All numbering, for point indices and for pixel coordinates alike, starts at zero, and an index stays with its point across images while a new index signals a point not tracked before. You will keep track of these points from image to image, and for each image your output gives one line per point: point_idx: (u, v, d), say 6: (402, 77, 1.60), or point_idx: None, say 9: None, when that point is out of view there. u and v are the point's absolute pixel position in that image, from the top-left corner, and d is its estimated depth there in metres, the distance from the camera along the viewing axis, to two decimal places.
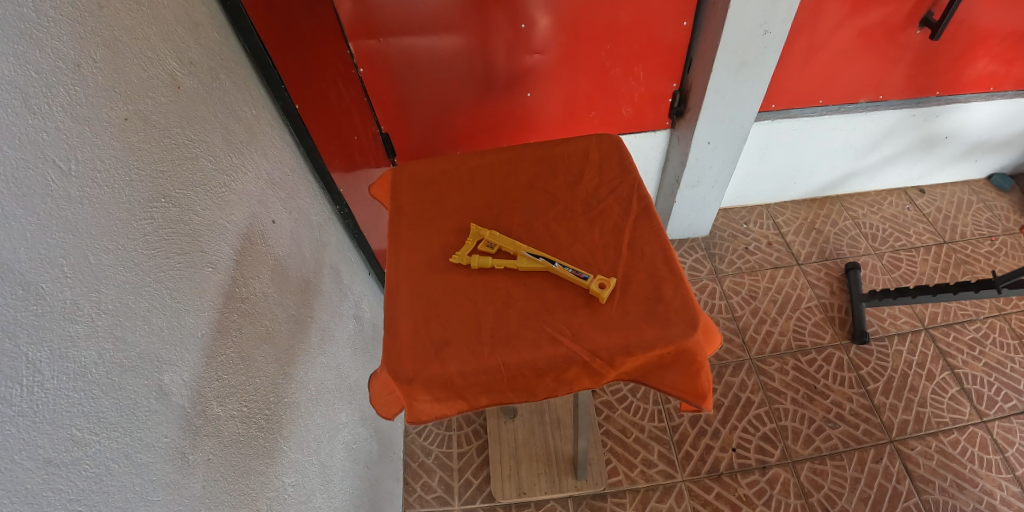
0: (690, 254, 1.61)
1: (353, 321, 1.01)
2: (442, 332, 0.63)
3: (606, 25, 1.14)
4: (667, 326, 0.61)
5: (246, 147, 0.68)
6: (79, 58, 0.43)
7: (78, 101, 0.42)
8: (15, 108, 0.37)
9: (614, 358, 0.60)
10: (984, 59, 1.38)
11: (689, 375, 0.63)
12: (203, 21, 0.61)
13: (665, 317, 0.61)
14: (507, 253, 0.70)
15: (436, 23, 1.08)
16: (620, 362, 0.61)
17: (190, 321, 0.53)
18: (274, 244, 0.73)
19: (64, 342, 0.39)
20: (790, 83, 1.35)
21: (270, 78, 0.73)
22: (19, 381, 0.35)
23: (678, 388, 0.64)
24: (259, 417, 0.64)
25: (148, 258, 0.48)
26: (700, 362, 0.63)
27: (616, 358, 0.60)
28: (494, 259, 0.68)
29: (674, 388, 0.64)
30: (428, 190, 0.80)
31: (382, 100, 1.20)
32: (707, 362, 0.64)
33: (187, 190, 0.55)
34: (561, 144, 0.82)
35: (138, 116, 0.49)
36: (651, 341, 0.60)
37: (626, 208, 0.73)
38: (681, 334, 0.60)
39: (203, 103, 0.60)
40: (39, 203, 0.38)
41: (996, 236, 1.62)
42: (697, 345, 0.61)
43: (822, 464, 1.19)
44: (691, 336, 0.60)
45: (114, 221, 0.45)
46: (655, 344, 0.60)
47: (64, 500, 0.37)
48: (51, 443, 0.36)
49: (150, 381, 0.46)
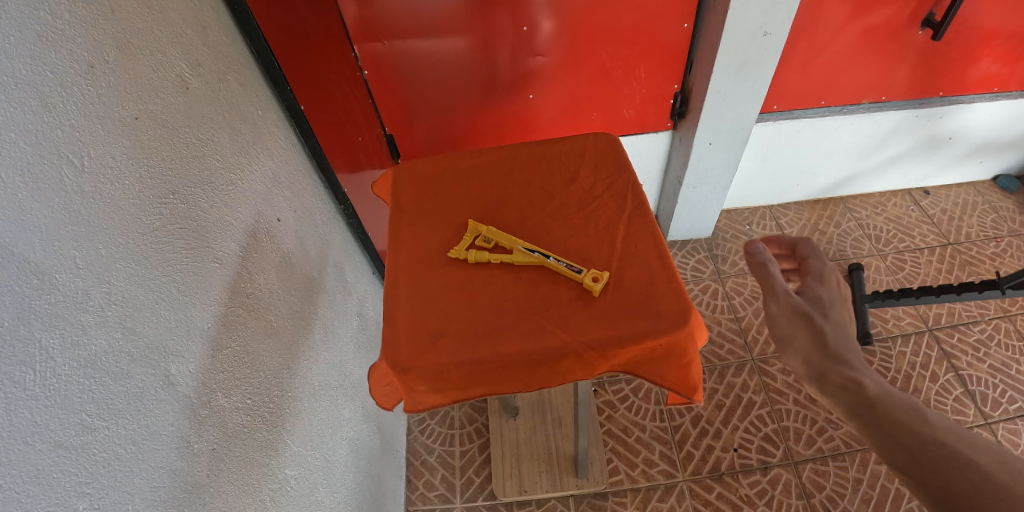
0: (692, 255, 1.62)
1: (357, 319, 1.03)
2: (439, 324, 0.64)
3: (607, 26, 1.15)
4: (658, 319, 0.61)
5: (253, 147, 0.70)
6: (93, 59, 0.45)
7: (91, 100, 0.44)
8: (32, 106, 0.39)
9: (607, 350, 0.61)
10: (988, 59, 1.38)
11: (679, 367, 0.64)
12: (211, 25, 0.63)
13: (657, 311, 0.62)
14: (504, 248, 0.71)
15: (440, 26, 1.09)
16: (612, 355, 0.61)
17: (197, 314, 0.54)
18: (279, 241, 0.75)
19: (76, 330, 0.40)
20: (792, 83, 1.36)
21: (276, 79, 0.75)
22: (33, 366, 0.36)
23: (668, 380, 0.65)
24: (263, 409, 0.65)
25: (157, 252, 0.50)
26: (690, 355, 0.64)
27: (608, 350, 0.61)
28: (490, 253, 0.69)
29: (665, 381, 0.65)
30: (428, 187, 0.81)
31: (387, 101, 1.22)
32: (697, 356, 0.64)
33: (195, 188, 0.57)
34: (559, 143, 0.83)
35: (148, 116, 0.51)
36: (643, 333, 0.61)
37: (620, 205, 0.74)
38: (672, 327, 0.61)
39: (210, 104, 0.62)
40: (53, 198, 0.40)
41: (1002, 238, 1.62)
42: (688, 338, 0.62)
43: (824, 465, 1.19)
44: (682, 329, 0.61)
45: (125, 215, 0.46)
46: (647, 336, 0.60)
47: (75, 482, 0.39)
48: (62, 427, 0.38)
49: (157, 371, 0.48)
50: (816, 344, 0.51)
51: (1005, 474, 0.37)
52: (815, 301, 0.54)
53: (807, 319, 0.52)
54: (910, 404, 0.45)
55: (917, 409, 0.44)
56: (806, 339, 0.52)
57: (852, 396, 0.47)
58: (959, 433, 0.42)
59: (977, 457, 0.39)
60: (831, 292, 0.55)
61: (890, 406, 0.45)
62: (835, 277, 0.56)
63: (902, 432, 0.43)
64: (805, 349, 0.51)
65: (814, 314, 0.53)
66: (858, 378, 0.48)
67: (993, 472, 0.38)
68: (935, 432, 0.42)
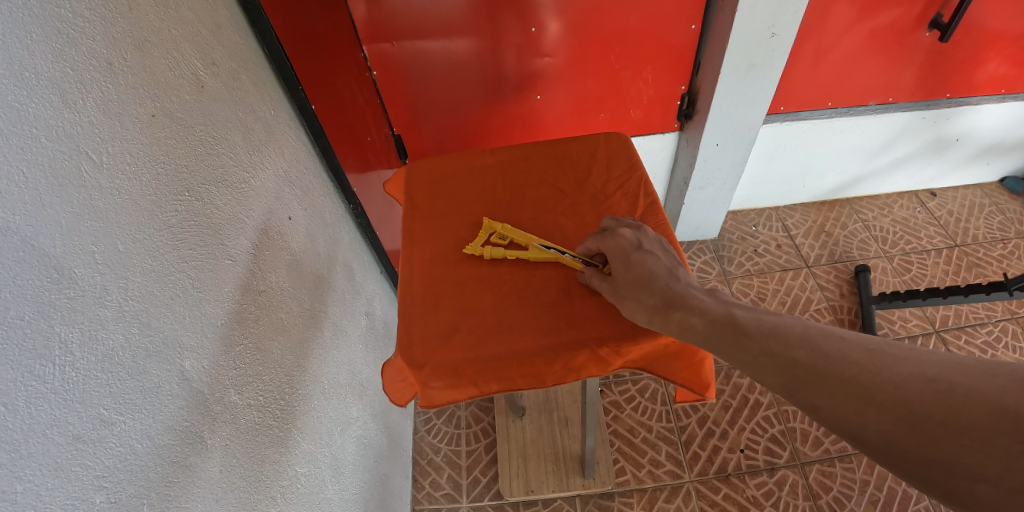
0: (698, 256, 1.62)
1: (365, 318, 1.03)
2: (453, 321, 0.64)
3: (615, 27, 1.15)
4: None
5: (265, 145, 0.71)
6: (111, 57, 0.45)
7: (110, 97, 0.45)
8: (52, 102, 0.39)
9: (621, 347, 0.61)
10: (996, 61, 1.37)
11: (692, 363, 0.64)
12: (225, 24, 0.63)
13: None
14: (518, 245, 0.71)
15: (448, 27, 1.10)
16: (626, 351, 0.61)
17: (210, 310, 0.55)
18: (291, 240, 0.75)
19: (94, 324, 0.40)
20: (799, 85, 1.36)
21: (288, 79, 0.75)
22: (52, 360, 0.37)
23: (681, 376, 0.65)
24: (274, 407, 0.65)
25: (172, 249, 0.50)
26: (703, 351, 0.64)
27: (622, 346, 0.61)
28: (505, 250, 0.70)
29: (678, 377, 0.65)
30: (440, 186, 0.81)
31: (395, 101, 1.22)
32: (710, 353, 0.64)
33: (209, 185, 0.57)
34: (570, 142, 0.83)
35: (164, 113, 0.51)
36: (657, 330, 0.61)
37: (632, 203, 0.74)
38: None
39: (224, 102, 0.62)
40: (73, 193, 0.40)
41: (1009, 239, 1.61)
42: None
43: (831, 466, 1.18)
44: None
45: (142, 212, 0.47)
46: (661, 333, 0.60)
47: (92, 476, 0.39)
48: (81, 420, 0.38)
49: (171, 366, 0.48)
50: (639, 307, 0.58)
51: (817, 358, 0.45)
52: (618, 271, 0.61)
53: (628, 294, 0.59)
54: (727, 316, 0.53)
55: (735, 319, 0.52)
56: (633, 307, 0.59)
57: (688, 334, 0.54)
58: (771, 327, 0.50)
59: (791, 346, 0.47)
60: (625, 250, 0.62)
61: (719, 325, 0.52)
62: (620, 238, 0.63)
63: (733, 348, 0.51)
64: (636, 311, 0.58)
65: (625, 287, 0.60)
66: (685, 318, 0.54)
67: (807, 360, 0.46)
68: (755, 337, 0.50)
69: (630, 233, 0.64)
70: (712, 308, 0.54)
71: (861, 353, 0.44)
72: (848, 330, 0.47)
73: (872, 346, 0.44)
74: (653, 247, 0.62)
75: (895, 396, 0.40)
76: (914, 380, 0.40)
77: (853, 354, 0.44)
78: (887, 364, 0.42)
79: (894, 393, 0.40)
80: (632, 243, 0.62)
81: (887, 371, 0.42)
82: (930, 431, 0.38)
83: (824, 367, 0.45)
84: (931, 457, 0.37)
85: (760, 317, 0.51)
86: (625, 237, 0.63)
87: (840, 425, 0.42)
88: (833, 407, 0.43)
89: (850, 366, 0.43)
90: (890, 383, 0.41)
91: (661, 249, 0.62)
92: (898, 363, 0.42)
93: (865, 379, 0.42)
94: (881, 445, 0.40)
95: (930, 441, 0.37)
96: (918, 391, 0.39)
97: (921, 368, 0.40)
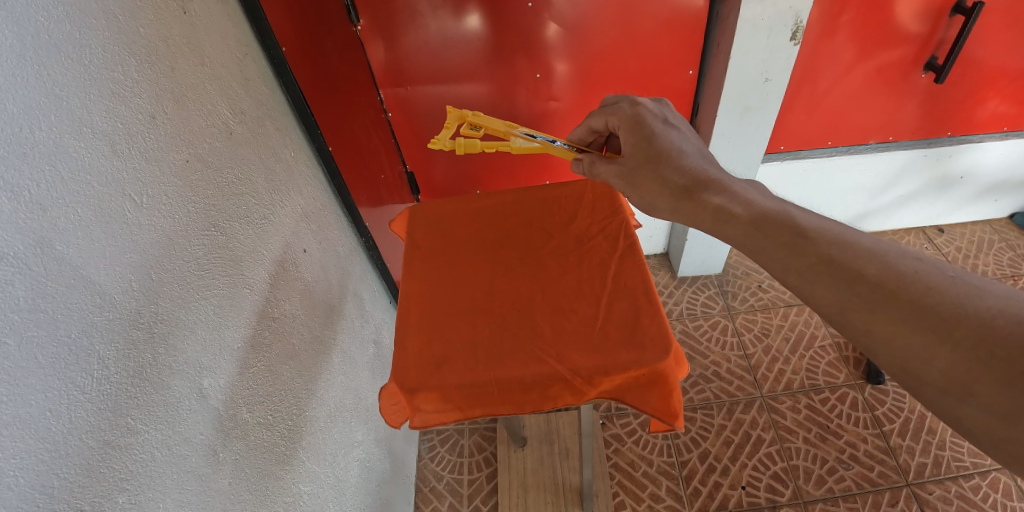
0: (702, 291, 1.61)
1: (373, 346, 1.08)
2: (444, 352, 0.68)
3: (616, 71, 1.22)
4: (642, 351, 0.65)
5: (285, 185, 0.78)
6: (154, 111, 0.52)
7: (152, 146, 0.52)
8: (104, 152, 0.46)
9: (593, 378, 0.65)
10: (995, 100, 1.40)
11: (661, 394, 0.67)
12: (253, 77, 0.71)
13: (641, 342, 0.66)
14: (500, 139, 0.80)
15: (459, 73, 1.18)
16: (599, 381, 0.65)
17: (229, 335, 0.60)
18: (305, 270, 0.81)
19: (127, 344, 0.46)
20: (798, 126, 1.41)
21: (308, 123, 0.83)
22: (90, 372, 0.42)
23: (650, 406, 0.67)
24: (283, 427, 0.70)
25: (198, 277, 0.56)
26: (672, 384, 0.67)
27: (594, 377, 0.65)
28: (483, 144, 0.79)
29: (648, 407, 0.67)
30: (440, 226, 0.87)
31: (409, 140, 1.31)
32: (679, 384, 0.68)
33: (233, 221, 0.64)
34: (558, 188, 0.89)
35: (197, 158, 0.58)
36: (626, 363, 0.64)
37: (612, 244, 0.79)
38: (653, 359, 0.64)
39: (249, 146, 0.69)
40: (117, 229, 0.46)
41: (1019, 276, 1.61)
42: (669, 369, 0.65)
43: (834, 506, 1.17)
44: (662, 361, 0.64)
45: (173, 243, 0.53)
46: (630, 366, 0.64)
47: (117, 478, 0.44)
48: (111, 428, 0.44)
49: (192, 385, 0.54)
50: (666, 182, 0.63)
51: (889, 278, 0.44)
52: (643, 145, 0.68)
53: (654, 165, 0.66)
54: (781, 213, 0.52)
55: (796, 221, 0.51)
56: (658, 181, 0.64)
57: (729, 225, 0.55)
58: (838, 238, 0.48)
59: (859, 260, 0.46)
60: (652, 120, 0.71)
61: None
62: (644, 109, 0.72)
63: (787, 253, 0.49)
64: (663, 190, 0.63)
65: (651, 159, 0.66)
66: (725, 205, 0.56)
67: (878, 275, 0.44)
68: (817, 243, 0.48)
69: (649, 107, 0.73)
70: (764, 204, 0.54)
71: (943, 281, 0.42)
72: (926, 255, 0.45)
73: (954, 274, 0.42)
74: (675, 121, 0.71)
75: (977, 334, 0.38)
76: (1002, 318, 0.38)
77: (933, 281, 0.42)
78: (972, 296, 0.40)
79: (977, 330, 0.38)
80: (659, 117, 0.72)
81: (971, 304, 0.40)
82: (1007, 380, 0.36)
83: (895, 289, 0.43)
84: (998, 406, 0.37)
85: (822, 224, 0.50)
86: (650, 117, 0.71)
87: (897, 358, 0.42)
88: (892, 336, 0.42)
89: (928, 295, 0.41)
90: (974, 317, 0.39)
91: (676, 120, 0.72)
92: (986, 295, 0.40)
93: (946, 309, 0.40)
94: (944, 384, 0.40)
95: (1002, 391, 0.36)
96: (1005, 330, 0.37)
97: (1011, 305, 0.38)
